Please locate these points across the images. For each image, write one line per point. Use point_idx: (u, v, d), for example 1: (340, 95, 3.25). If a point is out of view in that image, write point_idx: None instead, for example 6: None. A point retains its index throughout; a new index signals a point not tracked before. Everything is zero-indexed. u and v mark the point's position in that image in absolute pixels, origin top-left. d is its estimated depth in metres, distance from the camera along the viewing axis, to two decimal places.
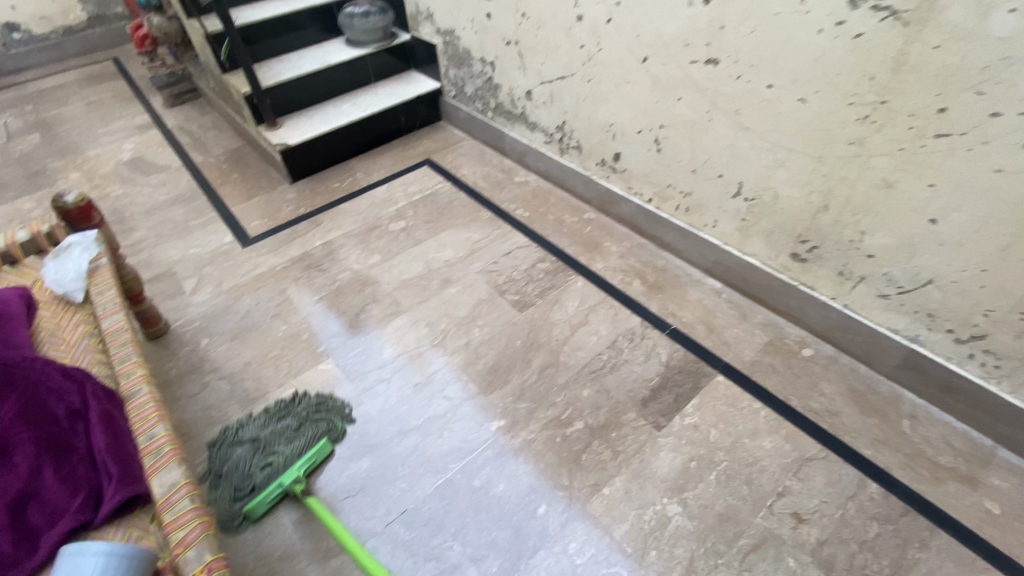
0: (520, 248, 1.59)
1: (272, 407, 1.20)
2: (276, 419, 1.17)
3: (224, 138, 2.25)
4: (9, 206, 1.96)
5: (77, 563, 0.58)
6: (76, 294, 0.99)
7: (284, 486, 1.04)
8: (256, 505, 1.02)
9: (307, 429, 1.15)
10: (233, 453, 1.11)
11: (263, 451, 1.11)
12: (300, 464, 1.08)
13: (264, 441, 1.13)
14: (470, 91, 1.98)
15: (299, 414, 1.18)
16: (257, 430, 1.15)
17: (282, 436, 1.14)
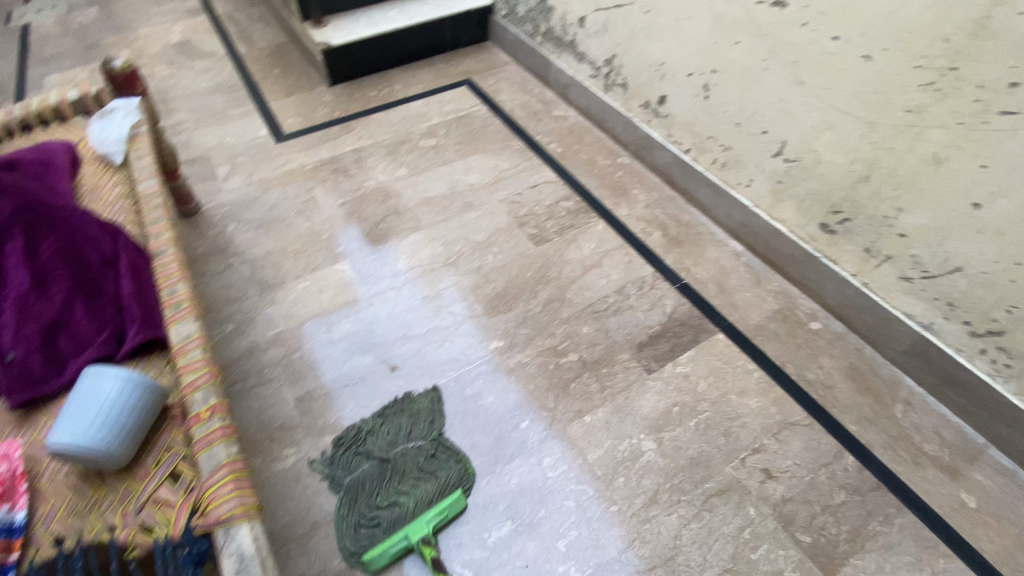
0: (546, 183, 1.58)
1: (414, 434, 1.05)
2: (414, 445, 1.03)
3: (269, 31, 2.22)
4: (60, 74, 2.01)
5: (97, 382, 0.65)
6: (116, 156, 1.03)
7: (410, 542, 0.90)
8: (378, 555, 0.90)
9: (444, 478, 0.99)
10: (366, 479, 0.99)
11: (396, 490, 0.98)
12: (429, 516, 0.93)
13: (401, 479, 0.99)
14: (522, 12, 1.89)
15: (438, 457, 1.02)
16: (393, 456, 1.02)
17: (419, 470, 1.00)
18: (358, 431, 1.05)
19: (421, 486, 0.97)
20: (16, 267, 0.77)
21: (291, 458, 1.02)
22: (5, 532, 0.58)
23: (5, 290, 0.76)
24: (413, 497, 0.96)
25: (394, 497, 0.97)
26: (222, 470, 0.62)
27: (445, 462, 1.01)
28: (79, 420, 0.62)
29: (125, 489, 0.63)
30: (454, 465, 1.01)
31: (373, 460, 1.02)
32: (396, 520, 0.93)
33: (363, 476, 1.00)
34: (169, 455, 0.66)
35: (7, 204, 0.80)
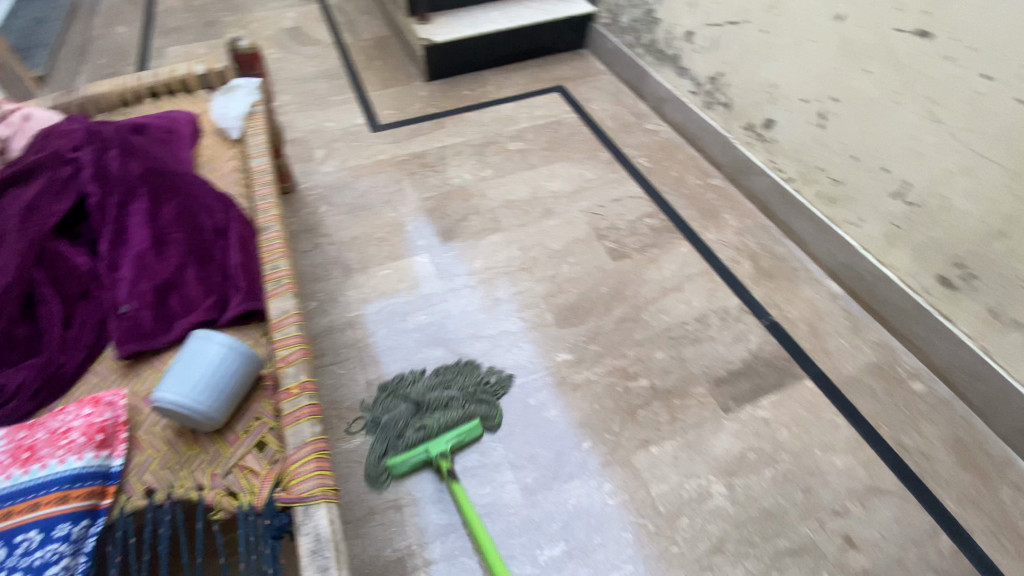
0: (631, 198, 1.53)
1: (446, 373, 1.12)
2: (448, 393, 1.08)
3: (374, 24, 2.31)
4: (184, 48, 2.17)
5: (203, 346, 0.67)
6: (233, 131, 1.09)
7: (430, 455, 0.98)
8: (400, 463, 0.98)
9: (467, 408, 1.06)
10: (401, 417, 1.04)
11: (421, 411, 1.05)
12: (450, 436, 1.01)
13: (427, 404, 1.06)
14: (625, 22, 1.86)
15: (463, 390, 1.09)
16: (427, 399, 1.06)
17: (446, 404, 1.06)
18: (402, 379, 1.12)
19: (444, 411, 1.05)
20: (139, 225, 0.82)
21: (356, 440, 1.04)
22: (103, 476, 0.61)
23: (126, 246, 0.81)
24: (436, 419, 1.03)
25: (419, 418, 1.04)
26: (306, 447, 0.64)
27: (469, 395, 1.08)
28: (185, 379, 0.64)
29: (215, 451, 0.66)
30: (477, 398, 1.08)
31: (409, 402, 1.06)
32: (418, 437, 1.01)
33: (394, 403, 1.07)
34: (258, 424, 0.68)
35: (137, 165, 0.86)
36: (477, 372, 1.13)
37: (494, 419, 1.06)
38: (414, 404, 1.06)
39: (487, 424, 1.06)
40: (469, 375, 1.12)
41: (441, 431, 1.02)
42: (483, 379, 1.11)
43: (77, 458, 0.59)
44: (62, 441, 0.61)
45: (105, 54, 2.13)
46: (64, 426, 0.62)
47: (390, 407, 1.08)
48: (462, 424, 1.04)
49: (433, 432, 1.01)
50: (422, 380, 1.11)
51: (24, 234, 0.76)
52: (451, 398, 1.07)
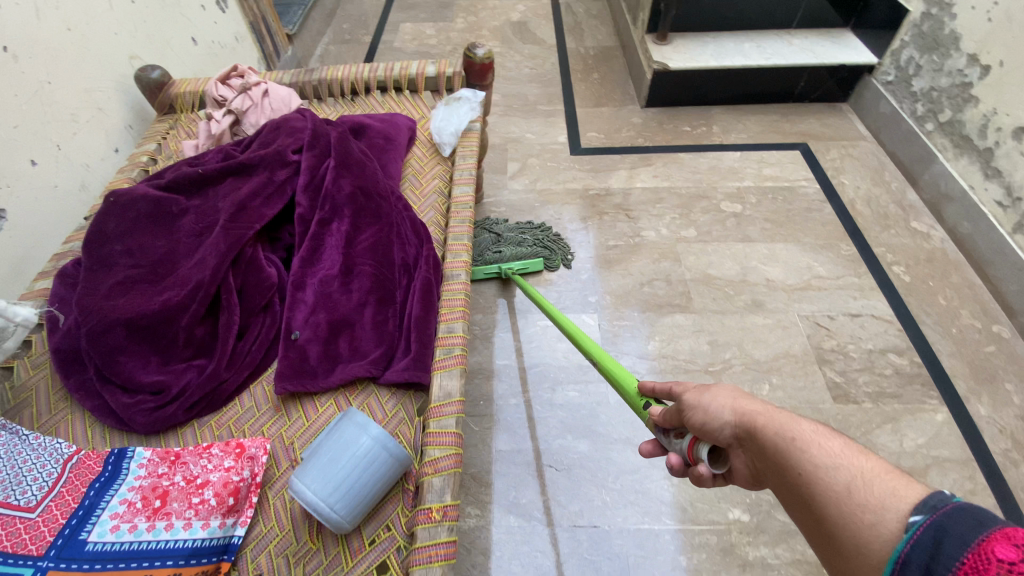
0: (874, 318, 1.18)
1: (526, 226, 1.36)
2: (522, 234, 1.32)
3: (601, 31, 2.15)
4: (415, 26, 2.23)
5: (356, 435, 0.56)
6: (445, 148, 1.01)
7: (501, 269, 1.24)
8: (478, 270, 1.24)
9: (535, 250, 1.30)
10: (485, 239, 1.31)
11: (499, 242, 1.30)
12: (518, 263, 1.25)
13: (505, 238, 1.32)
14: (919, 87, 1.45)
15: (535, 235, 1.33)
16: (505, 234, 1.32)
17: (520, 241, 1.31)
18: (490, 220, 1.37)
19: (517, 246, 1.29)
20: (333, 248, 0.77)
21: (471, 520, 0.92)
22: (221, 550, 0.54)
23: (316, 267, 0.76)
24: (509, 249, 1.28)
25: (497, 246, 1.30)
26: None
27: (538, 241, 1.32)
28: (328, 476, 0.54)
29: (336, 556, 0.56)
30: (544, 245, 1.31)
31: (492, 232, 1.33)
32: (495, 257, 1.26)
33: (481, 232, 1.34)
34: (387, 538, 0.57)
35: (348, 182, 0.81)
36: (550, 230, 1.37)
37: (555, 262, 1.29)
38: (496, 236, 1.31)
39: (547, 265, 1.30)
40: (542, 229, 1.35)
41: (512, 257, 1.26)
42: (553, 235, 1.35)
43: (202, 525, 0.54)
44: (195, 497, 0.55)
45: (350, 19, 2.27)
46: (200, 477, 0.57)
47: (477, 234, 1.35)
48: (529, 257, 1.28)
49: (506, 256, 1.26)
50: (506, 224, 1.37)
51: (229, 235, 0.73)
52: (525, 239, 1.31)
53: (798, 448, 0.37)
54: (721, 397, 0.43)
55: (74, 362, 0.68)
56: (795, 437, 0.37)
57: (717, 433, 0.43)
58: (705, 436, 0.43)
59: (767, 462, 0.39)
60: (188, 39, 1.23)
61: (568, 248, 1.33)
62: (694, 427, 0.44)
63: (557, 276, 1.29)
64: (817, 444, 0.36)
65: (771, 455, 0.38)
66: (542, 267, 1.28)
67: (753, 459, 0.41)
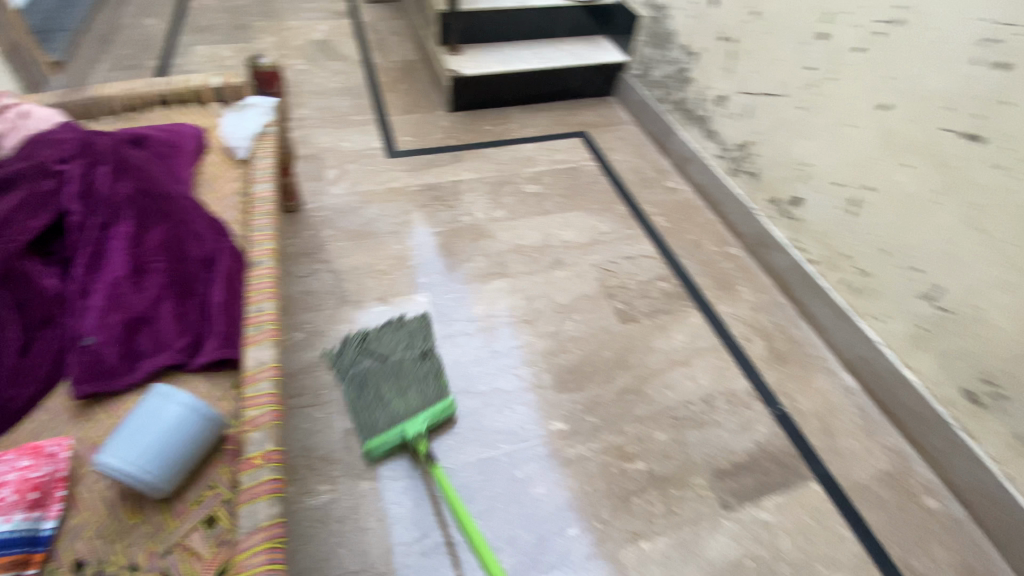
0: (645, 258, 1.47)
1: (410, 340, 1.18)
2: (411, 356, 1.13)
3: (404, 45, 2.29)
4: (211, 49, 2.15)
5: (162, 406, 0.60)
6: (240, 151, 1.06)
7: (406, 435, 0.99)
8: (377, 445, 0.98)
9: (432, 380, 1.08)
10: (371, 379, 1.08)
11: (390, 383, 1.07)
12: (424, 416, 1.02)
13: (393, 367, 1.10)
14: (656, 76, 1.84)
15: (424, 357, 1.13)
16: (392, 362, 1.11)
17: (415, 374, 1.09)
18: (368, 337, 1.17)
19: (415, 383, 1.07)
20: (119, 250, 0.77)
21: (323, 496, 0.96)
22: (28, 542, 0.54)
23: (102, 272, 0.75)
24: (408, 393, 1.05)
25: (392, 391, 1.05)
26: (259, 534, 0.57)
27: (431, 369, 1.11)
28: (135, 443, 0.58)
29: (159, 523, 0.59)
30: (439, 372, 1.11)
31: (376, 363, 1.12)
32: (394, 416, 1.02)
33: (361, 363, 1.12)
34: (211, 495, 0.61)
35: (127, 186, 0.81)
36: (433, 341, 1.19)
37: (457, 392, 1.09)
38: (384, 369, 1.09)
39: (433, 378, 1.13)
40: (422, 330, 1.20)
41: (414, 408, 1.03)
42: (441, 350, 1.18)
43: (4, 520, 0.53)
44: None
45: (130, 44, 2.11)
46: None
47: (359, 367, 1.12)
48: (431, 400, 1.05)
49: (405, 407, 1.03)
50: (390, 344, 1.16)
51: None
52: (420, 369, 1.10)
53: None
54: None
55: None
56: None
57: None
58: None
59: None
60: None
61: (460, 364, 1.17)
62: None
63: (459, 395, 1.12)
64: None
65: None
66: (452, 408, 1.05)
67: None
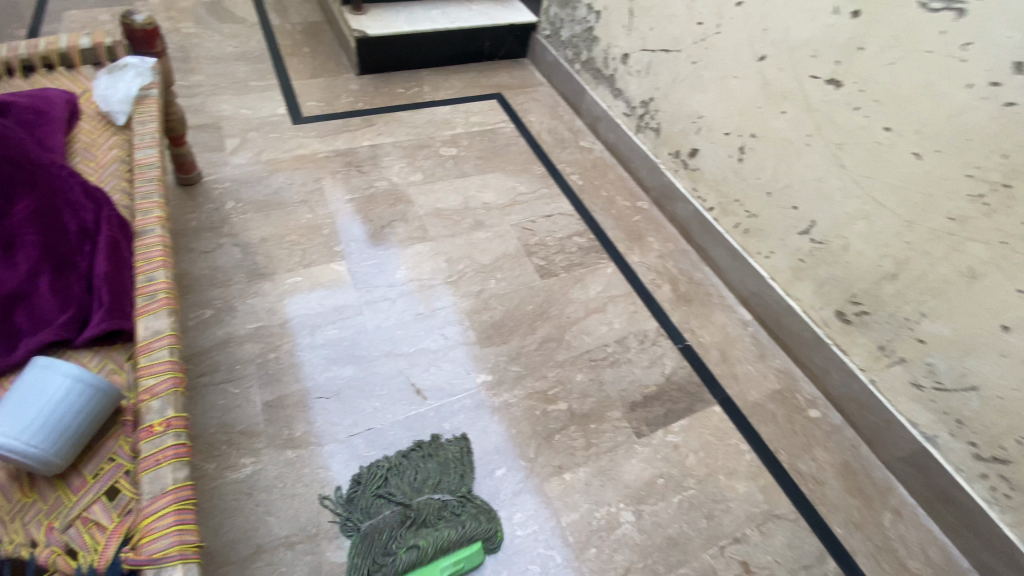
0: (561, 215, 1.52)
1: (440, 472, 0.99)
2: (438, 495, 0.96)
3: (305, 6, 2.16)
4: (80, 10, 1.92)
5: (44, 376, 0.57)
6: (118, 117, 0.97)
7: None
8: None
9: (462, 522, 0.93)
10: (389, 526, 0.92)
11: (412, 531, 0.92)
12: (445, 562, 0.89)
13: (417, 511, 0.94)
14: (564, 36, 1.86)
15: (458, 499, 0.96)
16: (416, 505, 0.95)
17: (440, 516, 0.94)
18: (379, 468, 0.98)
19: (441, 526, 0.93)
20: None
21: (247, 468, 0.95)
22: None
23: None
24: (429, 538, 0.91)
25: (410, 541, 0.91)
26: (165, 498, 0.56)
27: (465, 511, 0.95)
28: (17, 418, 0.54)
29: (55, 499, 0.57)
30: (476, 513, 0.95)
31: (396, 508, 0.94)
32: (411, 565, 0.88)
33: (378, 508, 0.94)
34: (111, 467, 0.59)
35: None
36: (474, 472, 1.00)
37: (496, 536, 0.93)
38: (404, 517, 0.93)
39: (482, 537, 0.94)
40: (454, 457, 1.01)
41: (436, 552, 0.90)
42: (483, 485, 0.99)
43: None
44: None
45: None
46: None
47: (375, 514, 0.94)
48: (459, 545, 0.91)
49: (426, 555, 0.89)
50: (411, 478, 0.98)
51: None
52: (446, 512, 0.94)
53: None
54: None
55: None
56: None
57: None
58: None
59: None
60: None
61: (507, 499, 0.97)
62: None
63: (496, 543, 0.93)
64: None
65: None
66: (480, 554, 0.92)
67: None
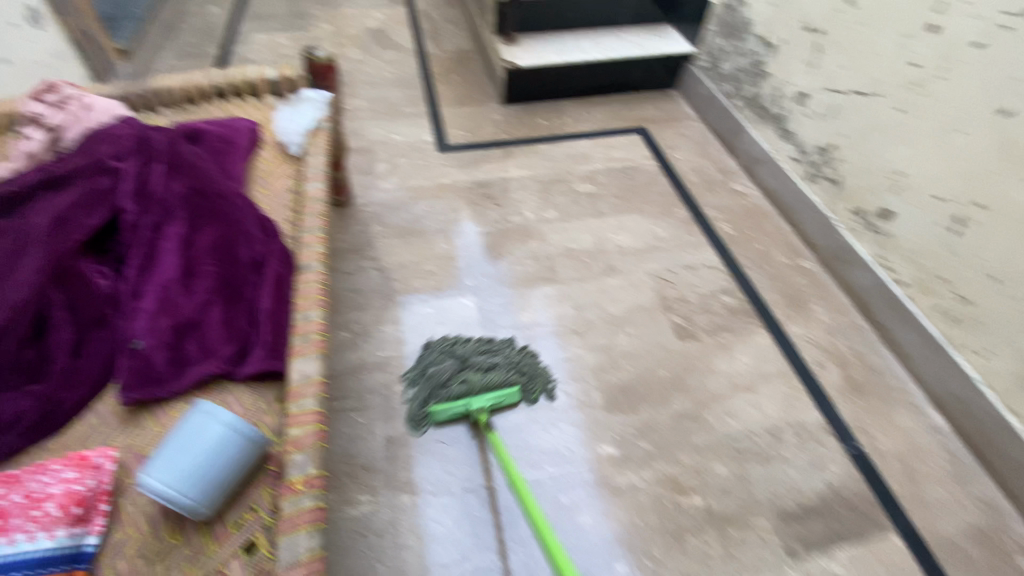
0: (707, 268, 1.36)
1: (497, 346, 1.12)
2: (490, 353, 1.10)
3: (458, 34, 2.23)
4: (268, 36, 2.15)
5: (205, 423, 0.58)
6: (293, 147, 1.02)
7: (470, 409, 1.02)
8: (440, 411, 1.02)
9: (507, 373, 1.07)
10: (448, 369, 1.07)
11: (465, 370, 1.07)
12: (490, 396, 1.03)
13: (470, 362, 1.08)
14: (726, 69, 1.70)
15: (508, 358, 1.10)
16: (472, 359, 1.09)
17: (491, 364, 1.08)
18: (447, 338, 1.14)
19: (490, 371, 1.07)
20: (170, 251, 0.75)
21: (363, 506, 0.94)
22: (70, 559, 0.54)
23: (154, 271, 0.74)
24: (480, 376, 1.06)
25: (462, 377, 1.06)
26: (298, 570, 0.54)
27: (513, 365, 1.09)
28: (177, 465, 0.55)
29: (198, 546, 0.57)
30: (521, 369, 1.08)
31: (455, 360, 1.08)
32: (460, 390, 1.04)
33: (440, 358, 1.10)
34: (252, 520, 0.59)
35: (181, 186, 0.80)
36: (524, 347, 1.15)
37: (536, 391, 1.07)
38: (460, 363, 1.08)
39: (525, 396, 1.08)
40: (515, 346, 1.13)
41: (483, 387, 1.04)
42: (531, 354, 1.13)
43: (48, 536, 0.53)
44: (35, 511, 0.54)
45: (193, 32, 2.14)
46: (40, 491, 0.55)
47: (437, 363, 1.09)
48: (504, 387, 1.06)
49: (476, 388, 1.04)
50: (470, 342, 1.12)
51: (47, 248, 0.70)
52: (496, 363, 1.08)
53: None
54: None
55: None
56: None
57: None
58: None
59: None
60: None
61: (547, 370, 1.12)
62: None
63: (536, 408, 1.07)
64: None
65: None
66: (518, 398, 1.06)
67: None
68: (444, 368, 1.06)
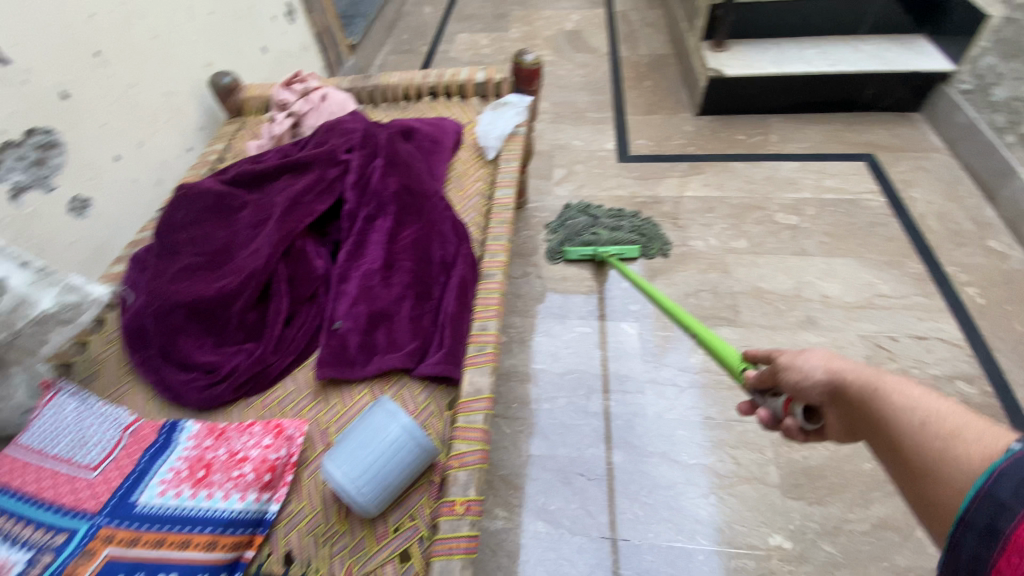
0: (942, 342, 1.08)
1: (627, 218, 1.36)
2: (617, 218, 1.35)
3: (656, 38, 2.11)
4: (471, 36, 2.27)
5: (384, 424, 0.58)
6: (490, 151, 1.02)
7: (597, 252, 1.28)
8: (574, 251, 1.29)
9: (630, 234, 1.30)
10: (584, 223, 1.33)
11: (598, 225, 1.33)
12: (616, 246, 1.27)
13: (601, 222, 1.34)
14: (999, 96, 1.35)
15: (632, 224, 1.34)
16: (603, 219, 1.35)
17: (619, 227, 1.32)
18: (586, 205, 1.41)
19: (617, 229, 1.31)
20: (377, 243, 0.80)
21: (498, 522, 0.92)
22: (256, 523, 0.59)
23: (361, 260, 0.79)
24: (609, 232, 1.30)
25: (593, 229, 1.32)
26: None
27: (636, 229, 1.32)
28: (355, 460, 0.57)
29: (360, 541, 0.59)
30: (642, 233, 1.32)
31: (590, 218, 1.35)
32: (592, 238, 1.29)
33: (578, 216, 1.37)
34: (410, 527, 0.59)
35: (393, 181, 0.85)
36: (647, 219, 1.37)
37: (653, 251, 1.30)
38: (593, 220, 1.34)
39: (643, 253, 1.31)
40: (640, 219, 1.35)
41: (610, 240, 1.29)
42: (653, 224, 1.35)
43: (240, 498, 0.59)
44: (235, 471, 0.61)
45: (409, 30, 2.35)
46: (242, 451, 0.63)
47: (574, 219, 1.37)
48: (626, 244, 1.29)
49: (603, 239, 1.29)
50: (603, 210, 1.38)
51: (282, 228, 0.80)
52: (622, 225, 1.32)
53: (878, 398, 0.41)
54: (814, 357, 0.48)
55: (139, 338, 0.74)
56: (875, 386, 0.42)
57: (806, 397, 0.49)
58: (799, 393, 0.50)
59: (854, 418, 0.45)
60: (258, 49, 1.34)
61: (665, 238, 1.33)
62: (791, 386, 0.50)
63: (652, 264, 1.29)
64: (900, 391, 0.40)
65: (862, 408, 0.43)
66: (637, 254, 1.29)
67: (844, 416, 0.47)
68: (582, 221, 1.33)
